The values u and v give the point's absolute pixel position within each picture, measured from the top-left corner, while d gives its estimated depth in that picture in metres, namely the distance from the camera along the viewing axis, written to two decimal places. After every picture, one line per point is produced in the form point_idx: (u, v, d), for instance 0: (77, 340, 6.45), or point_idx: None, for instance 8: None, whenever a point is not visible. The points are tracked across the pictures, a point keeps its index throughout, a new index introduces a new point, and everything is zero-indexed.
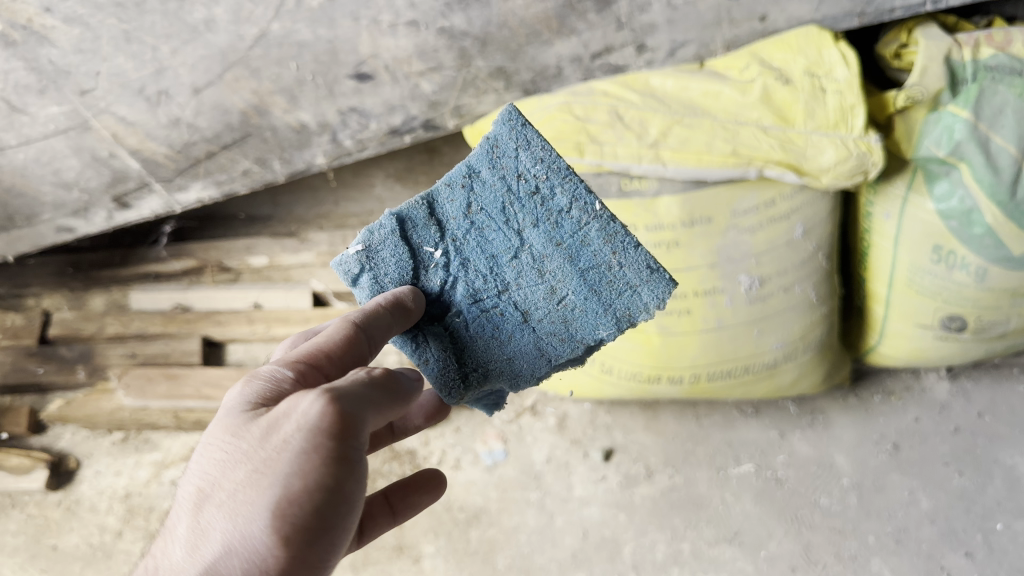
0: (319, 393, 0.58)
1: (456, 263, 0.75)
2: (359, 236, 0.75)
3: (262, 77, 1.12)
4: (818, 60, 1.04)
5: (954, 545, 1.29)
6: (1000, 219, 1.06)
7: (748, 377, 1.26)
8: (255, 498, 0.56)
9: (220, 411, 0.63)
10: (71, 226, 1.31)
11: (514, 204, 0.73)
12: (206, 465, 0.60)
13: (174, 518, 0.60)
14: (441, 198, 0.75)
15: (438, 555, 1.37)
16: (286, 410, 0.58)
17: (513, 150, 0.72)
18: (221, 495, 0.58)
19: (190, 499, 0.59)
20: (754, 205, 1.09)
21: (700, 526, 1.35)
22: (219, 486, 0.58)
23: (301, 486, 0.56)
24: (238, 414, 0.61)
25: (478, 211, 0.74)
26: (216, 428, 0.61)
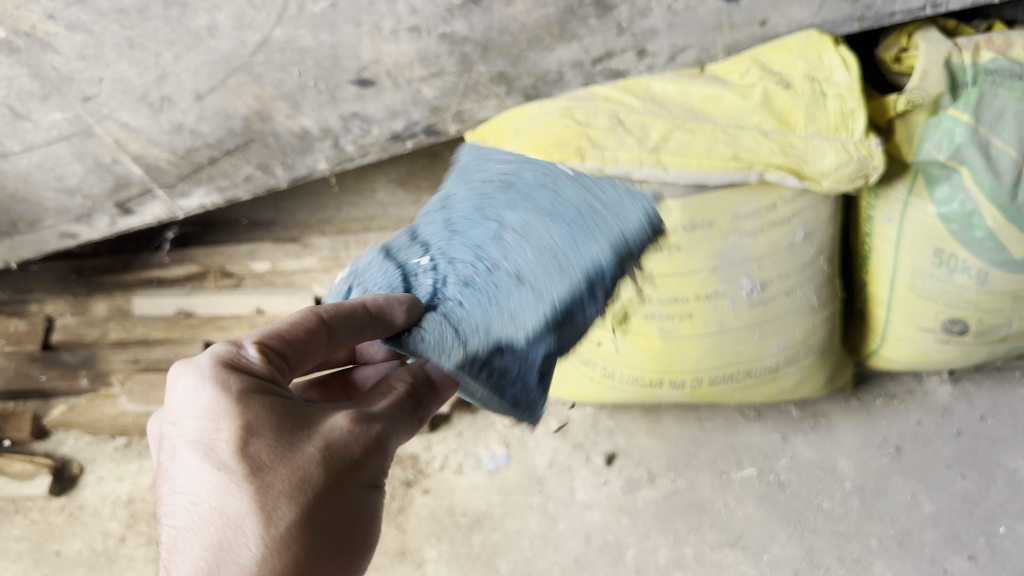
0: (361, 416, 0.66)
1: (442, 261, 0.83)
2: (352, 268, 0.93)
3: (264, 83, 1.13)
4: (818, 64, 1.05)
5: (957, 548, 1.29)
6: (1001, 222, 1.06)
7: (750, 381, 1.26)
8: (327, 496, 0.61)
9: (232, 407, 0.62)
10: (74, 232, 1.31)
11: (488, 201, 0.86)
12: (252, 459, 0.60)
13: (218, 512, 0.59)
14: (424, 229, 0.91)
15: (441, 560, 1.37)
16: (338, 424, 0.64)
17: (481, 166, 0.94)
18: (287, 488, 0.60)
19: (240, 492, 0.59)
20: (755, 209, 1.09)
21: (702, 530, 1.35)
22: (280, 480, 0.60)
23: (365, 493, 0.64)
24: (268, 412, 0.63)
25: (458, 220, 0.87)
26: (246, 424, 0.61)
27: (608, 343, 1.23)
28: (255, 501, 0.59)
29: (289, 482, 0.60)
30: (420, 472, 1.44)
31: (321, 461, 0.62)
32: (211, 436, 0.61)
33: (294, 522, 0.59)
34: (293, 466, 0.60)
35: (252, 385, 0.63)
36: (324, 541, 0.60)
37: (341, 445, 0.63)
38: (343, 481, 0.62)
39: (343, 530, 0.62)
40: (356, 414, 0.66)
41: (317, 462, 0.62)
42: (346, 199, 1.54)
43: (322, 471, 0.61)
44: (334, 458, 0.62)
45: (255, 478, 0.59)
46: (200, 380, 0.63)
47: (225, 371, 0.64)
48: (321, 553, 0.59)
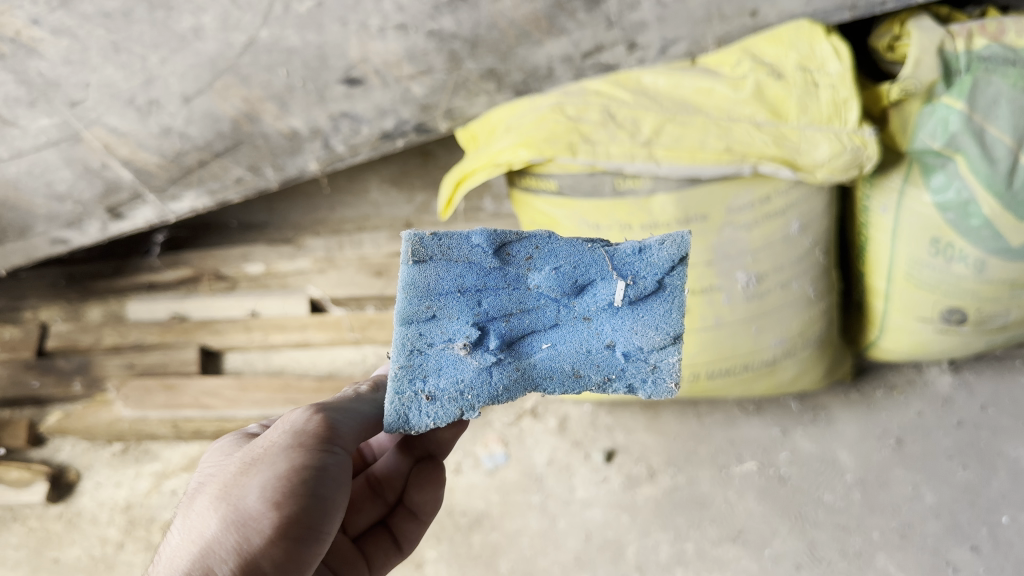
0: (307, 409, 0.66)
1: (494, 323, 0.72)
2: (435, 236, 0.70)
3: (252, 84, 1.12)
4: (811, 54, 1.03)
5: (959, 539, 1.27)
6: (997, 210, 1.05)
7: (748, 376, 1.25)
8: (247, 479, 0.61)
9: (210, 452, 0.69)
10: (65, 238, 1.31)
11: (597, 319, 0.72)
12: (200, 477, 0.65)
13: (172, 529, 0.63)
14: (545, 242, 0.71)
15: (442, 561, 1.36)
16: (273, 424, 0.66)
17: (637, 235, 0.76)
18: (214, 486, 0.62)
19: (185, 504, 0.63)
20: (750, 202, 1.08)
21: (703, 525, 1.34)
22: (211, 482, 0.62)
23: (289, 466, 0.61)
24: (231, 446, 0.68)
25: (577, 303, 0.73)
26: (210, 459, 0.67)
27: None
28: (190, 505, 0.62)
29: (217, 480, 0.62)
30: None
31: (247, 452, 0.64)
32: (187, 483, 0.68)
33: (212, 505, 0.60)
34: (221, 470, 0.63)
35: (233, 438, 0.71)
36: (240, 513, 0.58)
37: (266, 439, 0.64)
38: (263, 463, 0.61)
39: (261, 504, 0.59)
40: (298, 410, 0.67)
41: (241, 458, 0.63)
42: (339, 200, 1.53)
43: (244, 459, 0.63)
44: (255, 448, 0.63)
45: (195, 490, 0.63)
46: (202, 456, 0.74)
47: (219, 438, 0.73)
48: (231, 529, 0.58)
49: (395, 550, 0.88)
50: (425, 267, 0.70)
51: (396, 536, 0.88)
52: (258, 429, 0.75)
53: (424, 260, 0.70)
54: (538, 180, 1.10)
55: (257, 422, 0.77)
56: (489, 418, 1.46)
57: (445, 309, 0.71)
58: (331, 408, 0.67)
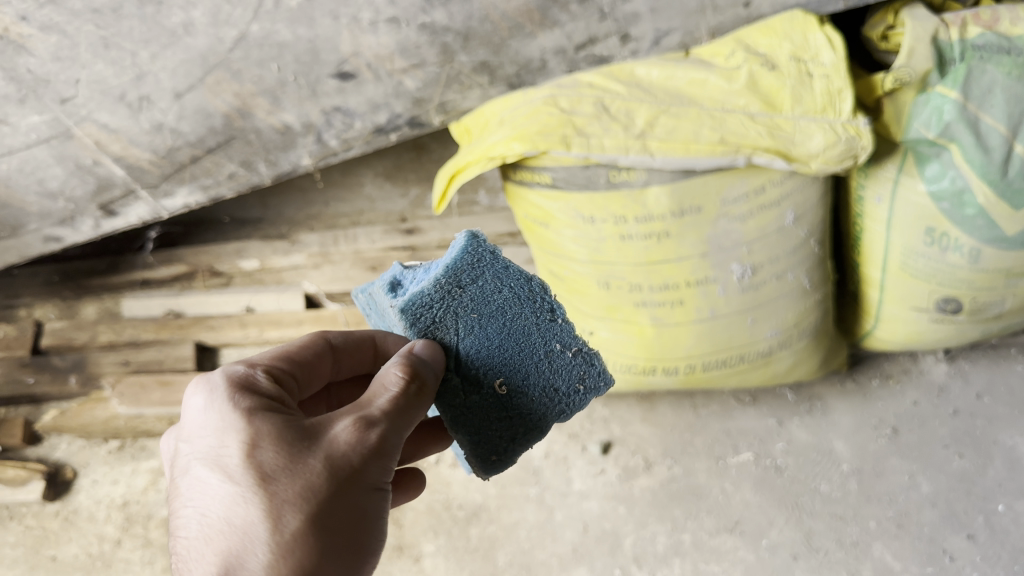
0: (383, 421, 0.65)
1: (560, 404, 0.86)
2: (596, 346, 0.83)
3: (244, 79, 1.12)
4: (804, 44, 1.03)
5: (955, 528, 1.28)
6: (992, 199, 1.05)
7: (743, 366, 1.26)
8: (338, 508, 0.62)
9: (245, 423, 0.63)
10: (59, 235, 1.31)
11: None
12: (262, 469, 0.62)
13: (230, 523, 0.61)
14: None
15: (438, 554, 1.36)
16: (347, 428, 0.64)
17: None
18: (299, 504, 0.61)
19: (254, 506, 0.61)
20: (744, 193, 1.08)
21: (700, 516, 1.34)
22: (291, 495, 0.61)
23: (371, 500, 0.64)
24: (276, 426, 0.64)
25: None
26: (256, 438, 0.63)
27: (600, 332, 1.24)
28: (262, 511, 0.61)
29: (298, 492, 0.61)
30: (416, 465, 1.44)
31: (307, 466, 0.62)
32: (214, 450, 0.63)
33: (304, 530, 0.61)
34: (298, 478, 0.61)
35: (258, 401, 0.66)
36: (328, 548, 0.61)
37: (349, 455, 0.63)
38: (351, 491, 0.63)
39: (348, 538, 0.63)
40: (371, 416, 0.65)
41: (323, 471, 0.62)
42: (333, 194, 1.52)
43: (330, 475, 0.62)
44: (338, 465, 0.62)
45: (263, 485, 0.61)
46: (209, 389, 0.66)
47: (232, 390, 0.66)
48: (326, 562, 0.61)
49: None
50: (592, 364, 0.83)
51: None
52: (266, 386, 0.68)
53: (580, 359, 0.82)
54: (532, 173, 1.10)
55: (250, 367, 0.69)
56: None
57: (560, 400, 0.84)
58: (400, 414, 0.66)
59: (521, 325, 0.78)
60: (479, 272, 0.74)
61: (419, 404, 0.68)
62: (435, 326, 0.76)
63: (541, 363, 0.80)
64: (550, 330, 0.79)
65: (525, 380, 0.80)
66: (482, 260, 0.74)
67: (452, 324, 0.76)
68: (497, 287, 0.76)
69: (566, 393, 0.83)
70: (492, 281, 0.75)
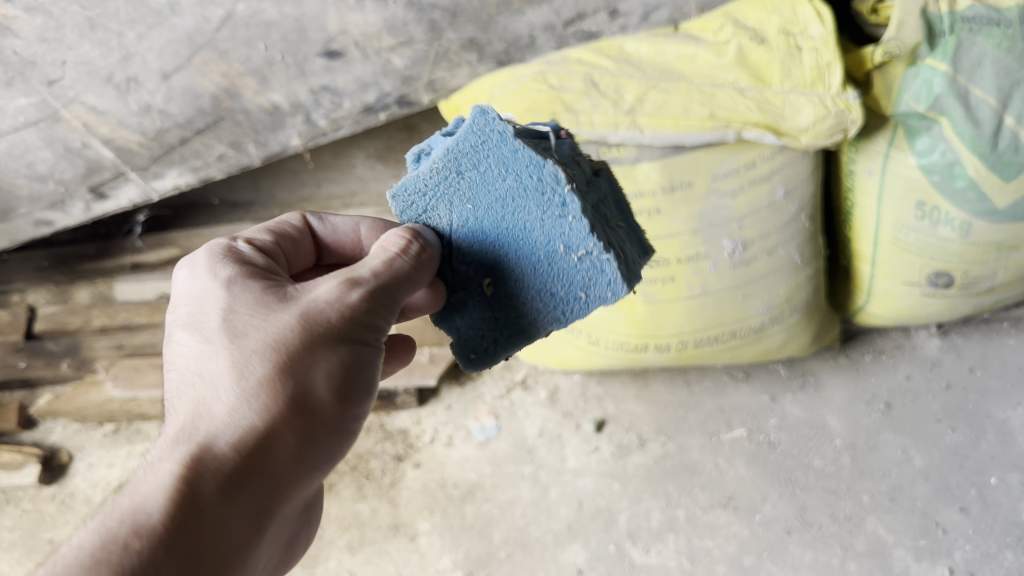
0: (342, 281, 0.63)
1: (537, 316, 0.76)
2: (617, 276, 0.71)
3: (231, 59, 1.11)
4: (793, 18, 1.02)
5: (948, 501, 1.28)
6: (982, 171, 1.05)
7: (735, 342, 1.26)
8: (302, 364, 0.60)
9: (217, 293, 0.64)
10: (49, 219, 1.31)
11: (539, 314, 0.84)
12: (238, 323, 0.62)
13: (202, 388, 0.60)
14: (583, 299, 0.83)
15: (434, 532, 1.36)
16: (318, 289, 0.63)
17: None
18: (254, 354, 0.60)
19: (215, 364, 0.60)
20: (734, 168, 1.08)
21: (694, 492, 1.34)
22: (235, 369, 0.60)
23: (344, 358, 0.61)
24: (251, 294, 0.63)
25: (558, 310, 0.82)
26: (235, 302, 0.63)
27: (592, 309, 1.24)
28: (232, 365, 0.60)
29: (256, 349, 0.60)
30: (411, 447, 1.45)
31: (262, 396, 0.58)
32: (200, 315, 0.63)
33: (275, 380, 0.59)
34: (269, 334, 0.60)
35: (238, 270, 0.66)
36: (298, 400, 0.59)
37: (316, 311, 0.61)
38: (324, 346, 0.60)
39: (327, 393, 0.61)
40: (341, 279, 0.63)
41: (291, 328, 0.60)
42: (324, 175, 1.52)
43: (298, 328, 0.60)
44: (305, 322, 0.61)
45: (236, 348, 0.60)
46: (196, 262, 0.68)
47: (216, 260, 0.67)
48: (295, 411, 0.59)
49: None
50: (584, 284, 0.72)
51: None
52: (252, 254, 0.70)
53: (571, 272, 0.71)
54: None
55: (243, 241, 0.72)
56: (480, 391, 1.49)
57: (537, 300, 0.74)
58: (370, 268, 0.64)
59: (524, 220, 0.70)
60: (484, 156, 0.68)
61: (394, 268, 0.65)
62: (430, 214, 0.73)
63: (541, 268, 0.72)
64: (554, 228, 0.69)
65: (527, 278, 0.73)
66: (487, 142, 0.68)
67: (450, 215, 0.72)
68: (501, 175, 0.69)
69: (564, 300, 0.73)
70: (495, 171, 0.69)
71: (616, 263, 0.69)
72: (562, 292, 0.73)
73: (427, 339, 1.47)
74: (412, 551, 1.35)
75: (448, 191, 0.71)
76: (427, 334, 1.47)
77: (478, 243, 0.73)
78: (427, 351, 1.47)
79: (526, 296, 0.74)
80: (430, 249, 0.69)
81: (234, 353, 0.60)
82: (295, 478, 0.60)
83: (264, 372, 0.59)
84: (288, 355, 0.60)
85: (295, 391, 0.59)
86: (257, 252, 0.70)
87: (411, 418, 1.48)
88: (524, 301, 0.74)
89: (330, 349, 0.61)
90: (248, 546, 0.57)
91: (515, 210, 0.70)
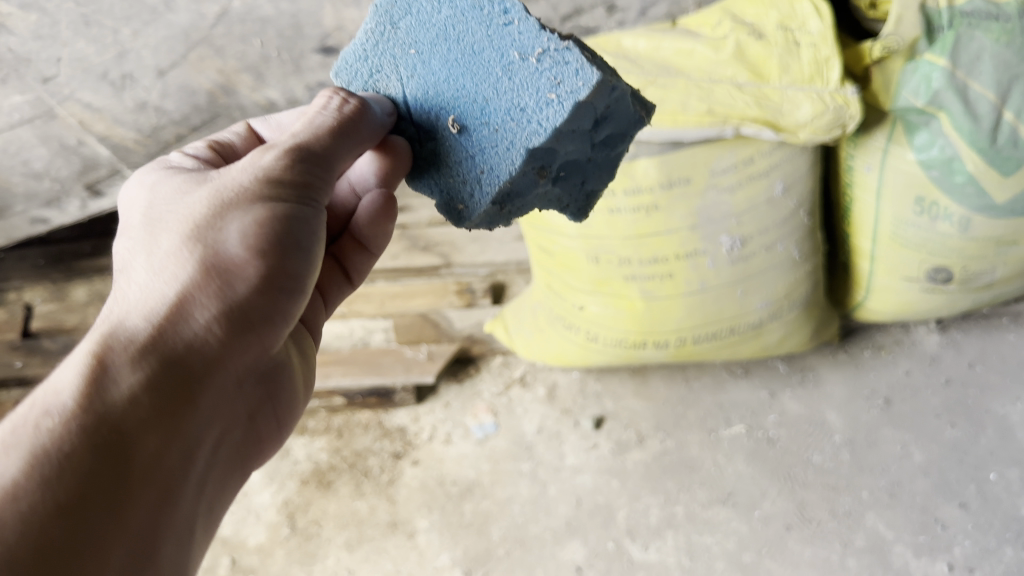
0: (269, 149, 0.61)
1: (504, 147, 0.67)
2: (572, 70, 0.61)
3: (227, 56, 1.11)
4: (791, 13, 1.03)
5: (948, 496, 1.28)
6: (981, 166, 1.05)
7: (734, 338, 1.25)
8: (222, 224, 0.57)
9: (150, 189, 0.63)
10: (45, 217, 1.30)
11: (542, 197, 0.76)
12: (164, 206, 0.60)
13: (128, 268, 0.58)
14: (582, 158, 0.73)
15: (433, 529, 1.36)
16: (241, 160, 0.61)
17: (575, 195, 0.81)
18: (175, 227, 0.58)
19: (142, 243, 0.59)
20: (733, 164, 1.08)
21: (693, 488, 1.34)
22: (159, 241, 0.58)
23: (271, 215, 0.58)
24: (180, 182, 0.62)
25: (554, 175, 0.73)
26: (164, 192, 0.62)
27: (590, 306, 1.23)
28: (154, 242, 0.58)
29: (177, 223, 0.58)
30: (409, 445, 1.45)
31: (179, 262, 0.56)
32: (130, 218, 0.63)
33: (191, 244, 0.57)
34: (189, 209, 0.59)
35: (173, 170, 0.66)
36: (218, 262, 0.56)
37: (236, 179, 0.59)
38: (245, 205, 0.58)
39: (247, 251, 0.57)
40: (265, 149, 0.61)
41: (210, 198, 0.59)
42: None
43: (215, 195, 0.58)
44: (224, 189, 0.59)
45: (157, 229, 0.59)
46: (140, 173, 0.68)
47: (157, 170, 0.67)
48: (217, 273, 0.56)
49: (345, 280, 0.83)
50: (535, 87, 0.63)
51: (344, 266, 0.82)
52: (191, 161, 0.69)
53: (522, 75, 0.63)
54: None
55: (186, 152, 0.71)
56: (478, 389, 1.50)
57: (501, 124, 0.66)
58: (295, 134, 0.62)
59: (470, 44, 0.65)
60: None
61: (320, 128, 0.62)
62: (379, 75, 0.71)
63: (503, 85, 0.65)
64: (503, 38, 0.63)
65: (483, 103, 0.67)
66: None
67: (397, 70, 0.70)
68: (436, 8, 0.66)
69: (539, 112, 0.64)
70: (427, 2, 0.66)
71: (578, 50, 0.61)
72: (527, 111, 0.64)
73: (425, 338, 1.51)
74: (411, 548, 1.35)
75: (389, 47, 0.70)
76: (426, 332, 1.51)
77: (432, 91, 0.69)
78: (425, 348, 1.50)
79: (496, 123, 0.67)
80: (355, 104, 0.65)
81: (156, 233, 0.59)
82: (229, 346, 0.56)
83: (179, 240, 0.57)
84: (202, 222, 0.57)
85: (213, 249, 0.56)
86: (191, 158, 0.70)
87: (409, 416, 1.48)
88: (494, 130, 0.67)
89: (248, 203, 0.58)
90: (186, 417, 0.54)
91: (458, 37, 0.66)
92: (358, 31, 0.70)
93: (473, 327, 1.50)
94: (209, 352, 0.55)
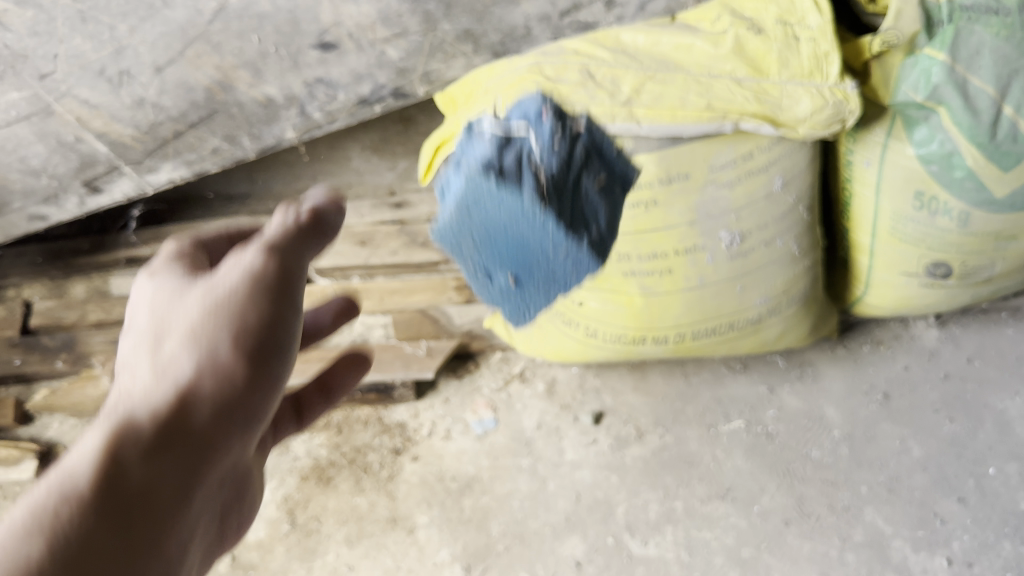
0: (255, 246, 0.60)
1: (552, 247, 0.80)
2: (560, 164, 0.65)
3: (224, 52, 1.10)
4: (790, 8, 1.02)
5: (946, 491, 1.28)
6: (980, 161, 1.05)
7: (733, 334, 1.25)
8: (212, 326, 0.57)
9: (144, 290, 0.63)
10: (43, 214, 1.30)
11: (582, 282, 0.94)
12: (156, 311, 0.60)
13: (125, 375, 0.58)
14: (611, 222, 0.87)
15: (433, 525, 1.36)
16: (223, 263, 0.60)
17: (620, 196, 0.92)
18: (176, 332, 0.58)
19: (142, 342, 0.59)
20: (732, 159, 1.08)
21: (691, 483, 1.34)
22: (165, 334, 0.58)
23: (261, 316, 0.58)
24: (168, 283, 0.62)
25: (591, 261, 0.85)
26: (154, 295, 0.62)
27: (590, 302, 1.22)
28: (149, 351, 0.58)
29: (173, 333, 0.58)
30: (410, 440, 1.45)
31: (172, 373, 0.56)
32: (131, 323, 0.63)
33: (183, 350, 0.57)
34: (182, 318, 0.58)
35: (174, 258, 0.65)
36: (210, 372, 0.56)
37: (225, 285, 0.59)
38: (245, 298, 0.58)
39: (233, 353, 0.57)
40: (244, 249, 0.61)
41: (205, 298, 0.59)
42: (321, 168, 1.49)
43: (205, 304, 0.58)
44: (214, 296, 0.59)
45: (152, 339, 0.59)
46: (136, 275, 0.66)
47: (155, 262, 0.66)
48: (212, 379, 0.56)
49: None
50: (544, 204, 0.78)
51: None
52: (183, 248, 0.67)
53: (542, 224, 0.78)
54: None
55: (184, 240, 0.70)
56: (478, 384, 1.49)
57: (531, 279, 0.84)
58: (272, 234, 0.61)
59: (518, 235, 0.79)
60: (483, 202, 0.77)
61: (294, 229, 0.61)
62: (460, 240, 0.81)
63: (537, 225, 0.78)
64: (543, 232, 0.78)
65: (523, 240, 0.79)
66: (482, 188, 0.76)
67: (475, 249, 0.82)
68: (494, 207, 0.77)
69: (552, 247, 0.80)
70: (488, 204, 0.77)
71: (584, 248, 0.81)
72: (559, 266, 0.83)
73: (425, 334, 1.51)
74: (411, 543, 1.35)
75: (464, 231, 0.80)
76: (425, 327, 1.51)
77: (497, 237, 0.79)
78: (424, 344, 1.51)
79: (536, 258, 0.81)
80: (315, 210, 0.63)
81: (151, 353, 0.58)
82: (222, 446, 0.56)
83: (173, 350, 0.57)
84: (195, 328, 0.57)
85: (216, 355, 0.57)
86: (187, 253, 0.66)
87: (409, 412, 1.48)
88: (536, 262, 0.82)
89: (243, 308, 0.58)
90: (180, 520, 0.52)
91: (511, 229, 0.78)
92: (437, 212, 0.81)
93: (473, 323, 1.49)
94: (203, 438, 0.54)
